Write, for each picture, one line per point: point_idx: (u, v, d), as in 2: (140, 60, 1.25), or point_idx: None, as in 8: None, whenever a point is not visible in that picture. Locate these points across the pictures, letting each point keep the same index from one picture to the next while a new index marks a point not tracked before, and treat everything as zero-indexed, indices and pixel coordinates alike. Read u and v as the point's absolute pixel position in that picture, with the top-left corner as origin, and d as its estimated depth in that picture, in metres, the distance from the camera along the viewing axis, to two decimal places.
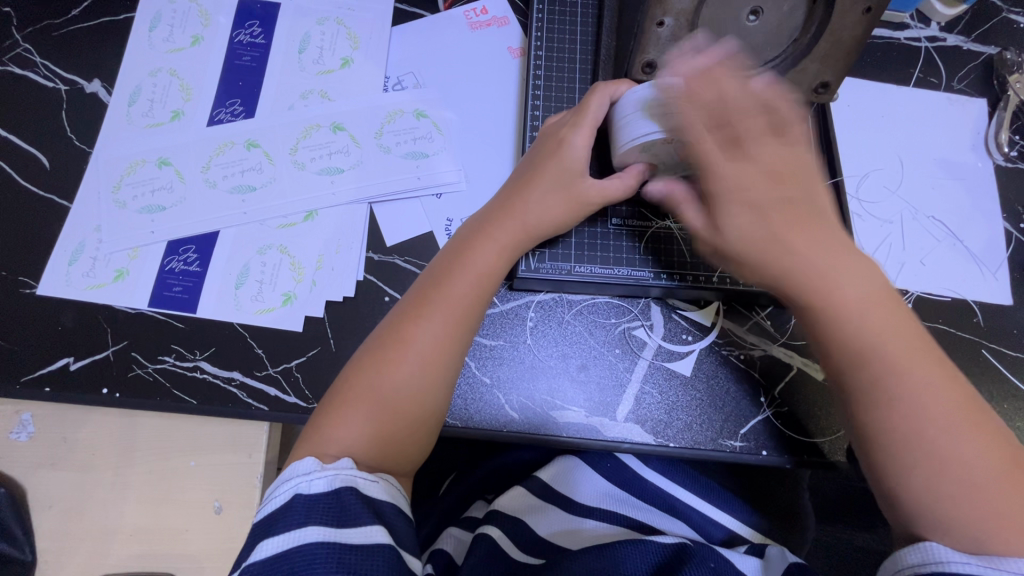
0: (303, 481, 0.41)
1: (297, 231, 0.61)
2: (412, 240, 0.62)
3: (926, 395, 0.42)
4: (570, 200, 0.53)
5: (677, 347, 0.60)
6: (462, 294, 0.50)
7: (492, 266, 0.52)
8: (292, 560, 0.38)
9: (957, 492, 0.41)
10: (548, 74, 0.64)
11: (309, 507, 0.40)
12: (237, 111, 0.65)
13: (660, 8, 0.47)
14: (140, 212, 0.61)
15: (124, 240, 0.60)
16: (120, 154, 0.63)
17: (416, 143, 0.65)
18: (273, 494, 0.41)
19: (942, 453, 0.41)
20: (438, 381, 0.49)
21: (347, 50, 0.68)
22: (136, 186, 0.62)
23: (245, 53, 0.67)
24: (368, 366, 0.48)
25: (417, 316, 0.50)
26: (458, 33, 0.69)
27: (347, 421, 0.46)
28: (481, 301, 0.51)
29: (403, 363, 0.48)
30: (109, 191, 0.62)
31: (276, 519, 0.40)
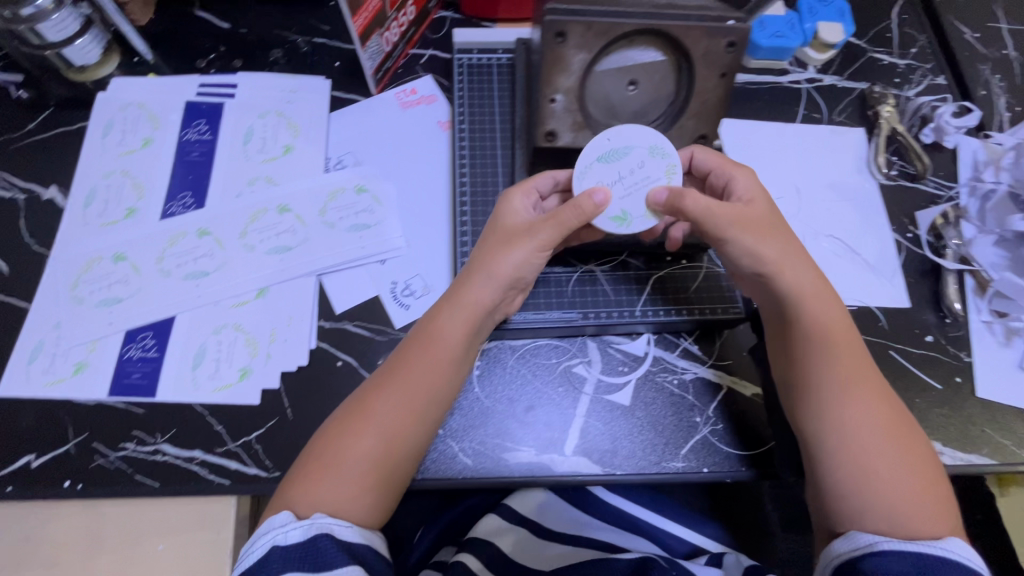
0: (280, 533, 0.46)
1: (250, 309, 0.65)
2: (360, 305, 0.67)
3: (859, 396, 0.51)
4: (527, 243, 0.56)
5: (614, 379, 0.65)
6: (436, 357, 0.55)
7: (460, 329, 0.56)
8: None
9: (878, 500, 0.48)
10: (472, 143, 0.71)
11: (289, 554, 0.45)
12: (189, 202, 0.70)
13: (550, 87, 0.53)
14: (97, 306, 0.64)
15: (82, 335, 0.63)
16: (77, 254, 0.67)
17: (359, 217, 0.70)
18: (256, 545, 0.47)
19: (874, 447, 0.49)
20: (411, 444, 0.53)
21: (288, 138, 0.74)
22: (94, 282, 0.65)
23: (194, 149, 0.72)
24: (343, 435, 0.51)
25: (395, 380, 0.54)
26: (393, 112, 0.78)
27: (323, 491, 0.49)
28: (453, 362, 0.55)
29: (376, 433, 0.51)
30: (67, 290, 0.65)
31: (257, 567, 0.45)
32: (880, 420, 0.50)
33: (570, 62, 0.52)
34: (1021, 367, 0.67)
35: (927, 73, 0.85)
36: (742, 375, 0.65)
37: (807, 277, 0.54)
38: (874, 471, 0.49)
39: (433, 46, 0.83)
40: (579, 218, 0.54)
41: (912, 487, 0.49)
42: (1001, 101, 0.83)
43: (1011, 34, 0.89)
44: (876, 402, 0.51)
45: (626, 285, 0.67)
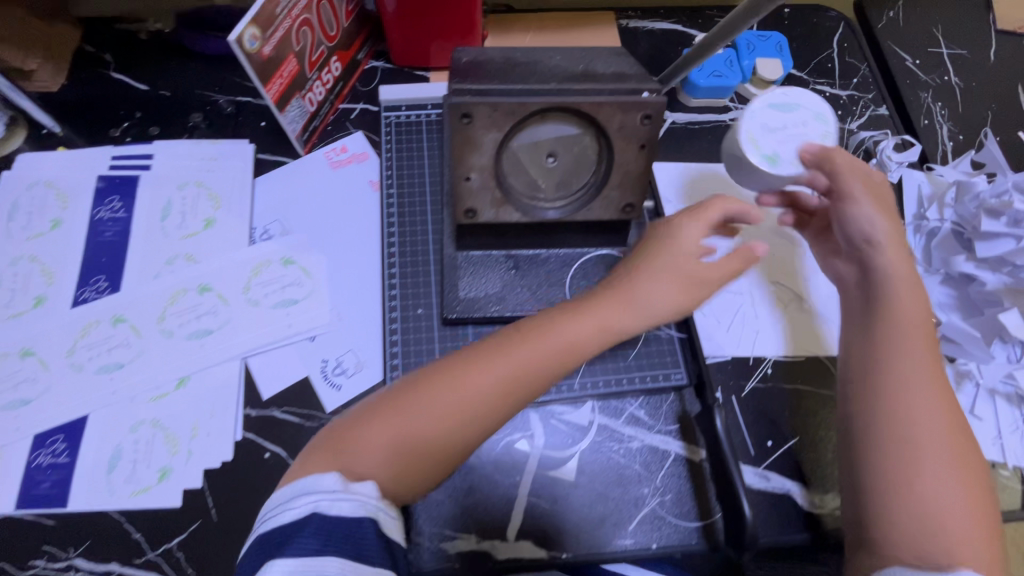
0: (325, 500, 0.42)
1: (169, 401, 0.61)
2: (288, 389, 0.64)
3: (944, 440, 0.48)
4: (647, 285, 0.52)
5: (558, 452, 0.63)
6: (524, 355, 0.48)
7: (576, 336, 0.49)
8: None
9: (925, 515, 0.46)
10: (400, 207, 0.69)
11: (331, 529, 0.41)
12: (103, 286, 0.66)
13: (463, 167, 0.51)
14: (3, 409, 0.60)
15: None
16: None
17: (285, 292, 0.67)
18: (291, 507, 0.43)
19: (932, 454, 0.48)
20: (464, 436, 0.47)
21: (209, 211, 0.70)
22: None
23: (107, 228, 0.68)
24: (387, 415, 0.47)
25: (487, 361, 0.48)
26: (322, 172, 0.75)
27: (356, 463, 0.45)
28: (543, 369, 0.48)
29: (421, 430, 0.46)
30: None
31: (292, 534, 0.41)
32: (950, 432, 0.48)
33: (481, 141, 0.49)
34: (972, 413, 0.65)
35: (869, 104, 0.84)
36: (691, 440, 0.63)
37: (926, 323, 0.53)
38: (928, 483, 0.47)
39: (363, 99, 0.80)
40: (720, 280, 0.53)
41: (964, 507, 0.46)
42: (943, 130, 0.83)
43: (952, 59, 0.88)
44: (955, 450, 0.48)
45: None
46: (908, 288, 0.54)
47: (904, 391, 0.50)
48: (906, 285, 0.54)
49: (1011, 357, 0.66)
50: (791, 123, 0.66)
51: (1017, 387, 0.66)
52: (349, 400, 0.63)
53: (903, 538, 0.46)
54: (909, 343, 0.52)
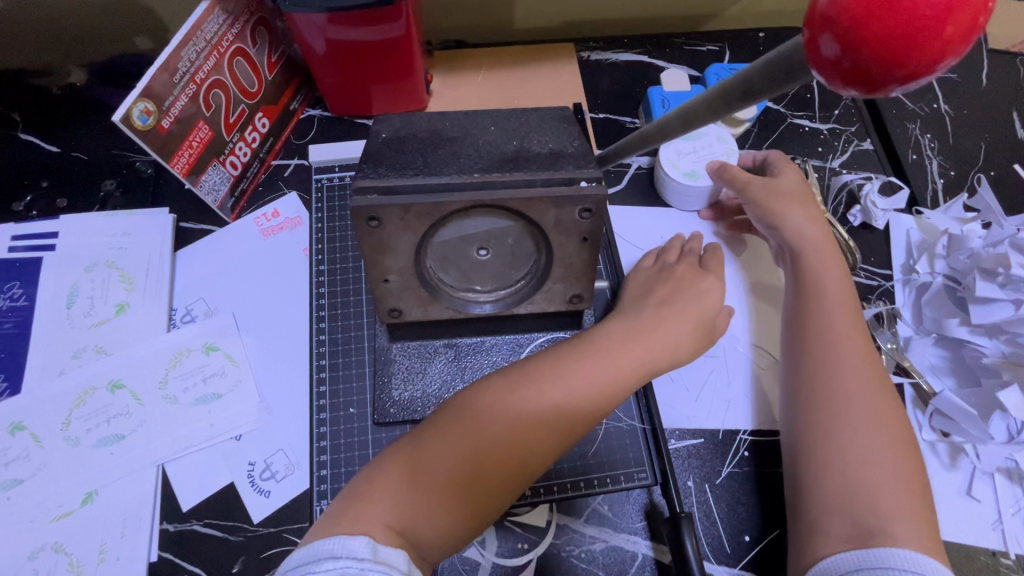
0: (354, 566, 0.37)
1: (74, 521, 0.55)
2: (210, 498, 0.57)
3: (874, 404, 0.49)
4: (625, 358, 0.49)
5: (514, 560, 0.56)
6: (544, 402, 0.45)
7: (587, 381, 0.47)
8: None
9: (862, 475, 0.46)
10: (332, 282, 0.61)
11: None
12: (0, 388, 0.59)
13: (378, 270, 0.44)
14: None
15: None
16: None
17: (208, 384, 0.61)
18: (318, 570, 0.38)
19: (863, 423, 0.48)
20: (482, 488, 0.44)
21: (122, 295, 0.63)
22: None
23: (5, 320, 0.61)
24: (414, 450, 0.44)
25: (504, 401, 0.45)
26: (250, 241, 0.68)
27: (365, 515, 0.41)
28: (560, 422, 0.46)
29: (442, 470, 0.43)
30: None
31: None
32: (883, 409, 0.49)
33: (395, 242, 0.42)
34: (970, 493, 0.59)
35: (852, 138, 0.78)
36: (660, 539, 0.57)
37: (856, 310, 0.55)
38: (864, 459, 0.47)
39: (297, 154, 0.72)
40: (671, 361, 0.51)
41: (898, 471, 0.46)
42: (932, 165, 0.76)
43: (941, 84, 0.81)
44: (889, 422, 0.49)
45: None
46: (834, 280, 0.56)
47: (829, 351, 0.52)
48: (838, 278, 0.56)
49: (1011, 432, 0.59)
50: (698, 146, 0.69)
51: (1017, 463, 0.60)
52: (277, 509, 0.56)
53: (831, 515, 0.46)
54: (827, 300, 0.55)
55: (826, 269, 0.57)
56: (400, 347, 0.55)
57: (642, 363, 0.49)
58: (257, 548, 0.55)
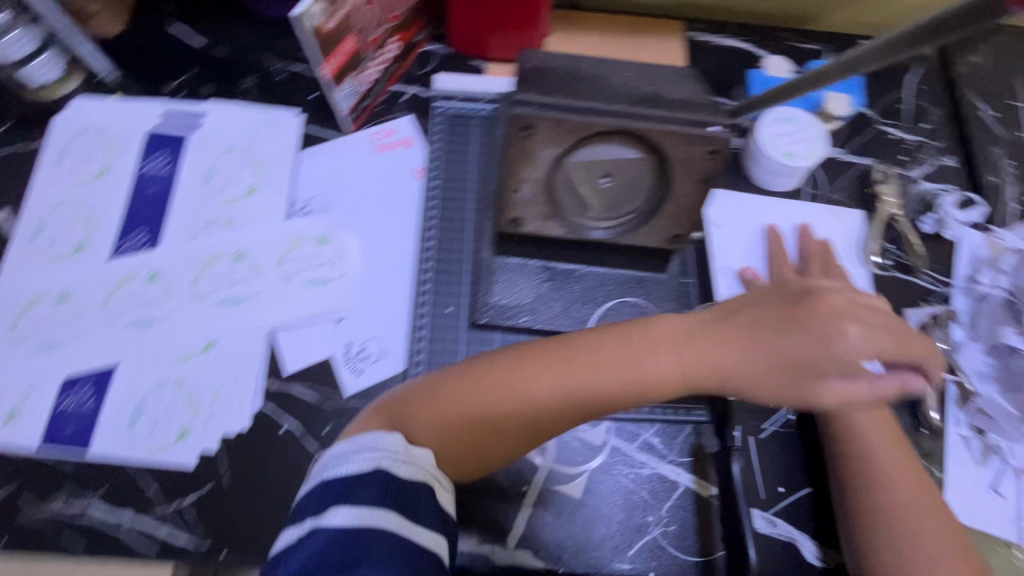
0: (386, 458, 0.45)
1: (194, 364, 0.62)
2: (310, 366, 0.64)
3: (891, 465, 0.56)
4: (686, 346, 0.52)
5: (569, 468, 0.62)
6: (590, 368, 0.50)
7: (649, 359, 0.51)
8: (348, 545, 0.40)
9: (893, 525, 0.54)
10: (442, 199, 0.67)
11: (368, 489, 0.43)
12: (142, 241, 0.67)
13: (514, 178, 0.50)
14: (37, 350, 0.62)
15: (20, 379, 0.61)
16: (17, 292, 0.63)
17: (319, 270, 0.67)
18: (353, 459, 0.45)
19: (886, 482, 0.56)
20: (502, 429, 0.50)
21: (252, 179, 0.70)
22: (36, 322, 0.63)
23: (152, 184, 0.69)
24: (465, 383, 0.50)
25: (534, 359, 0.50)
26: (366, 154, 0.74)
27: (410, 430, 0.49)
28: (598, 387, 0.50)
29: (489, 409, 0.49)
30: (6, 328, 0.62)
31: (351, 484, 0.43)
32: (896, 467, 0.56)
33: (537, 155, 0.48)
34: (994, 488, 0.64)
35: (936, 152, 0.81)
36: (702, 475, 0.63)
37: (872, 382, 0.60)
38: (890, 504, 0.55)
39: (416, 82, 0.78)
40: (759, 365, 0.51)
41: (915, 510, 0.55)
42: (1010, 189, 0.79)
43: None
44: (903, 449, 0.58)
45: None
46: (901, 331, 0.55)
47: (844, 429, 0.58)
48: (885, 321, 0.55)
49: None
50: (793, 129, 0.73)
51: None
52: (367, 387, 0.64)
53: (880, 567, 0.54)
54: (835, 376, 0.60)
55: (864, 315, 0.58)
56: (501, 261, 0.61)
57: (690, 365, 0.51)
58: (347, 416, 0.62)
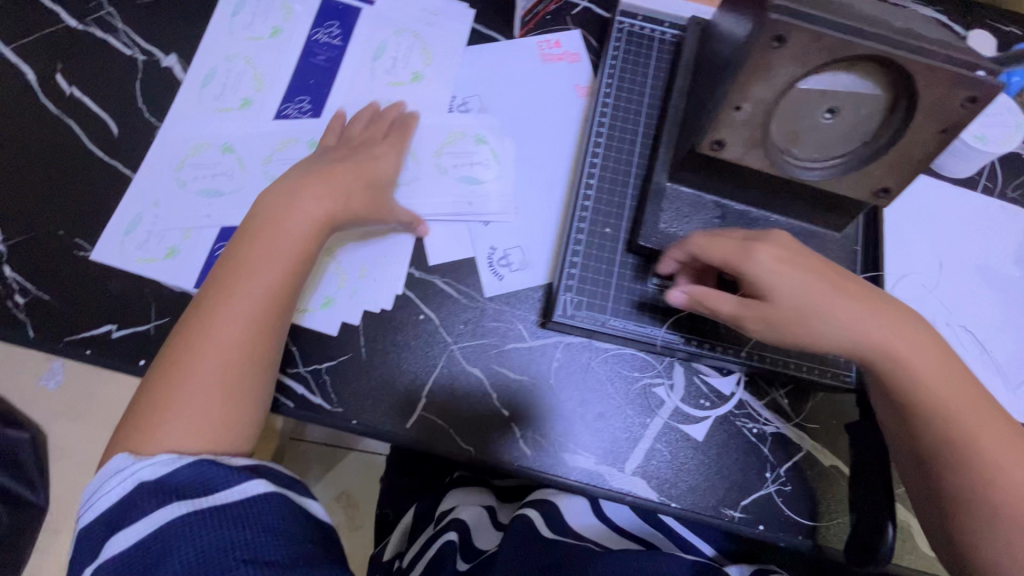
0: (128, 475, 0.46)
1: (346, 238, 0.64)
2: (454, 262, 0.64)
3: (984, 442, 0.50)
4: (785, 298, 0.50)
5: (693, 411, 0.62)
6: (227, 285, 0.53)
7: (270, 252, 0.55)
8: (160, 539, 0.43)
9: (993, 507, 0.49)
10: (613, 119, 0.64)
11: (207, 476, 0.46)
12: (305, 108, 0.66)
13: (740, 94, 0.47)
14: (198, 194, 0.63)
15: (179, 220, 0.62)
16: (185, 135, 0.65)
17: (472, 169, 0.66)
18: (112, 484, 0.46)
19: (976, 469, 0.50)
20: (202, 359, 0.51)
21: (419, 66, 0.69)
22: (199, 167, 0.64)
23: (321, 52, 0.68)
24: (205, 319, 0.52)
25: (215, 283, 0.54)
26: (530, 61, 0.71)
27: (189, 378, 0.50)
28: (268, 297, 0.54)
29: (230, 263, 0.55)
30: (171, 169, 0.64)
31: (121, 509, 0.45)
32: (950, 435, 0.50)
33: (775, 73, 0.45)
34: None
35: None
36: (825, 444, 0.62)
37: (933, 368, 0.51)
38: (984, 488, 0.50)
39: None
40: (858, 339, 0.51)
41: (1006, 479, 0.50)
42: None
43: None
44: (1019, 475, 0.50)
45: None
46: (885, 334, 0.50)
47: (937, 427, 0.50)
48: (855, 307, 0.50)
49: None
50: (991, 111, 0.68)
51: None
52: (508, 292, 0.63)
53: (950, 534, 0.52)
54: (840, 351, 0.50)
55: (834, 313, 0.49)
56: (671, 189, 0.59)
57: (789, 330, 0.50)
58: (485, 316, 0.63)
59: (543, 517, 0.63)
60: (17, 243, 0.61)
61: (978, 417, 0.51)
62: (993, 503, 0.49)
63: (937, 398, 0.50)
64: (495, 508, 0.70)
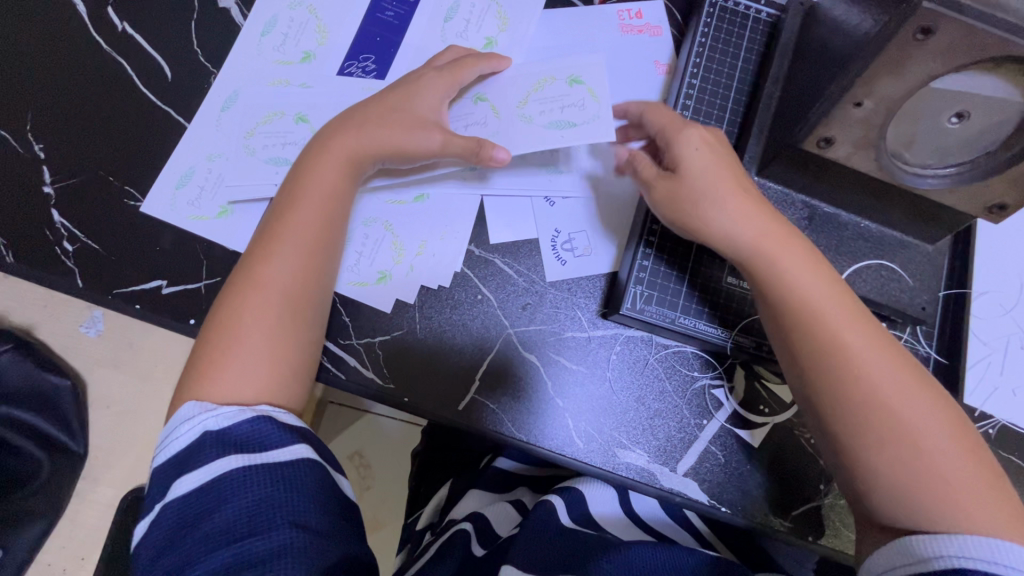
0: (211, 419, 0.43)
1: (405, 211, 0.61)
2: (515, 242, 0.62)
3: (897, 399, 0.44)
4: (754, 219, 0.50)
5: (752, 416, 0.60)
6: (276, 215, 0.53)
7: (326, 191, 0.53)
8: (213, 491, 0.40)
9: (903, 474, 0.43)
10: (698, 103, 0.60)
11: (263, 435, 0.43)
12: (370, 67, 0.62)
13: (864, 89, 0.43)
14: (267, 163, 0.59)
15: (239, 185, 0.59)
16: (259, 103, 0.61)
17: (564, 112, 0.58)
18: (177, 435, 0.43)
19: (888, 422, 0.44)
20: (247, 293, 0.49)
21: (493, 31, 0.64)
22: (269, 136, 0.60)
23: (390, 8, 0.64)
24: (263, 248, 0.51)
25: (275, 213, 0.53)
26: (607, 34, 0.65)
27: (235, 313, 0.48)
28: (324, 239, 0.53)
29: (279, 199, 0.54)
30: (241, 137, 0.60)
31: (185, 460, 0.42)
32: (933, 411, 0.44)
33: (909, 68, 0.40)
34: None
35: None
36: None
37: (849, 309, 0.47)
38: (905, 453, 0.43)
39: None
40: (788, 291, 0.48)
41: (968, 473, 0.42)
42: None
43: None
44: (970, 474, 0.42)
45: None
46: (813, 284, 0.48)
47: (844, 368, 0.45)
48: (813, 273, 0.48)
49: None
50: None
51: None
52: (571, 279, 0.61)
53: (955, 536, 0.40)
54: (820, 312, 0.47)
55: (803, 272, 0.48)
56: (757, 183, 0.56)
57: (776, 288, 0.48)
58: (544, 302, 0.60)
59: (565, 503, 0.57)
60: (66, 186, 0.58)
61: (914, 400, 0.44)
62: (892, 483, 0.43)
63: (858, 366, 0.45)
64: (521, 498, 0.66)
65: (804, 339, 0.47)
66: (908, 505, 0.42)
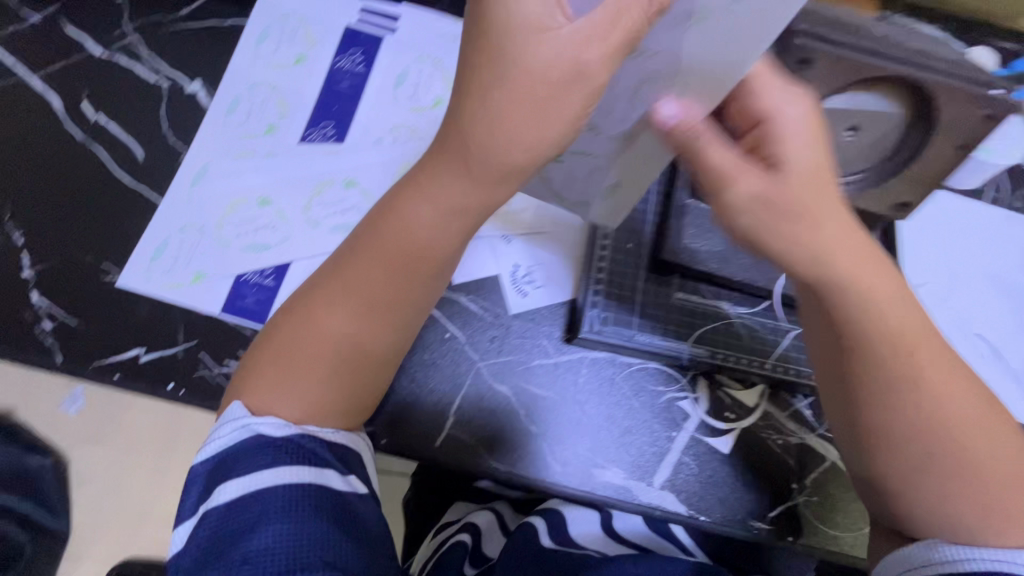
0: (256, 422, 0.46)
1: None
2: (478, 281, 0.65)
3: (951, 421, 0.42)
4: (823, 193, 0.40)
5: (719, 423, 0.62)
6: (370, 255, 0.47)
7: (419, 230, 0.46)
8: (252, 504, 0.43)
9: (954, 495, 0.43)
10: None
11: (308, 456, 0.45)
12: (329, 133, 0.68)
13: None
14: (246, 251, 0.63)
15: (209, 258, 0.62)
16: (224, 191, 0.65)
17: None
18: (222, 433, 0.46)
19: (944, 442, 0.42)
20: (322, 322, 0.48)
21: (441, 91, 0.70)
22: (239, 225, 0.63)
23: (344, 79, 0.70)
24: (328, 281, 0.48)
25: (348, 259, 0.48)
26: None
27: (317, 340, 0.48)
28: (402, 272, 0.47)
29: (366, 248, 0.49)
30: (211, 227, 0.63)
31: (230, 467, 0.44)
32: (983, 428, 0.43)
33: None
34: None
35: None
36: None
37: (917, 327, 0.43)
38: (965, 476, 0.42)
39: None
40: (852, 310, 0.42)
41: None
42: None
43: None
44: None
45: (762, 334, 0.62)
46: (886, 307, 0.42)
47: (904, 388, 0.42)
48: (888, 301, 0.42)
49: None
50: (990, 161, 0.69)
51: None
52: (533, 309, 0.64)
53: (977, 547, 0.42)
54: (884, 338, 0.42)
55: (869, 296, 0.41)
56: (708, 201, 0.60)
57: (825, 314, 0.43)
58: (510, 333, 0.63)
59: (549, 526, 0.62)
60: (43, 269, 0.61)
61: (966, 420, 0.43)
62: (947, 511, 0.43)
63: (935, 393, 0.42)
64: (504, 516, 0.69)
65: (874, 365, 0.43)
66: (932, 518, 0.43)
